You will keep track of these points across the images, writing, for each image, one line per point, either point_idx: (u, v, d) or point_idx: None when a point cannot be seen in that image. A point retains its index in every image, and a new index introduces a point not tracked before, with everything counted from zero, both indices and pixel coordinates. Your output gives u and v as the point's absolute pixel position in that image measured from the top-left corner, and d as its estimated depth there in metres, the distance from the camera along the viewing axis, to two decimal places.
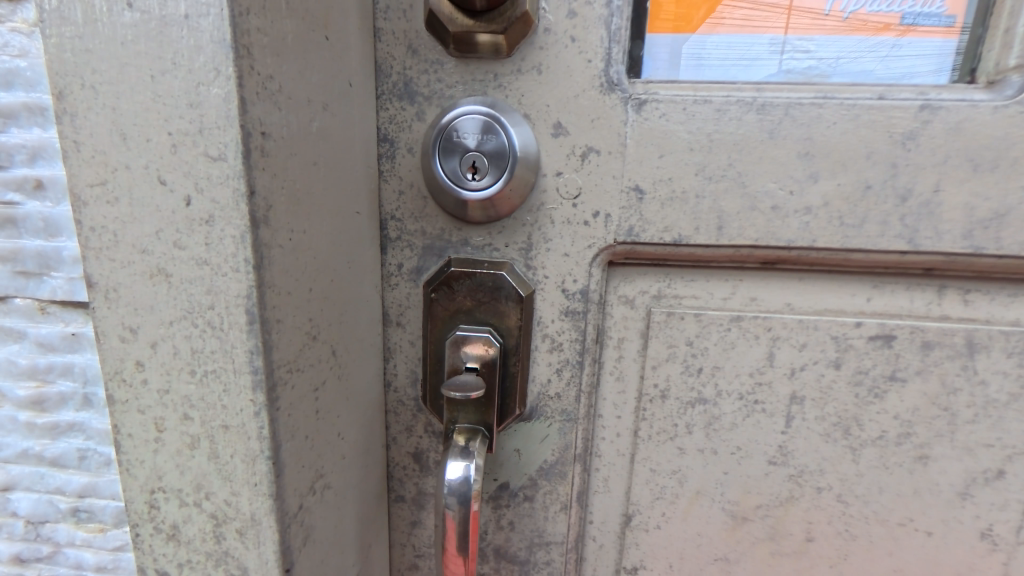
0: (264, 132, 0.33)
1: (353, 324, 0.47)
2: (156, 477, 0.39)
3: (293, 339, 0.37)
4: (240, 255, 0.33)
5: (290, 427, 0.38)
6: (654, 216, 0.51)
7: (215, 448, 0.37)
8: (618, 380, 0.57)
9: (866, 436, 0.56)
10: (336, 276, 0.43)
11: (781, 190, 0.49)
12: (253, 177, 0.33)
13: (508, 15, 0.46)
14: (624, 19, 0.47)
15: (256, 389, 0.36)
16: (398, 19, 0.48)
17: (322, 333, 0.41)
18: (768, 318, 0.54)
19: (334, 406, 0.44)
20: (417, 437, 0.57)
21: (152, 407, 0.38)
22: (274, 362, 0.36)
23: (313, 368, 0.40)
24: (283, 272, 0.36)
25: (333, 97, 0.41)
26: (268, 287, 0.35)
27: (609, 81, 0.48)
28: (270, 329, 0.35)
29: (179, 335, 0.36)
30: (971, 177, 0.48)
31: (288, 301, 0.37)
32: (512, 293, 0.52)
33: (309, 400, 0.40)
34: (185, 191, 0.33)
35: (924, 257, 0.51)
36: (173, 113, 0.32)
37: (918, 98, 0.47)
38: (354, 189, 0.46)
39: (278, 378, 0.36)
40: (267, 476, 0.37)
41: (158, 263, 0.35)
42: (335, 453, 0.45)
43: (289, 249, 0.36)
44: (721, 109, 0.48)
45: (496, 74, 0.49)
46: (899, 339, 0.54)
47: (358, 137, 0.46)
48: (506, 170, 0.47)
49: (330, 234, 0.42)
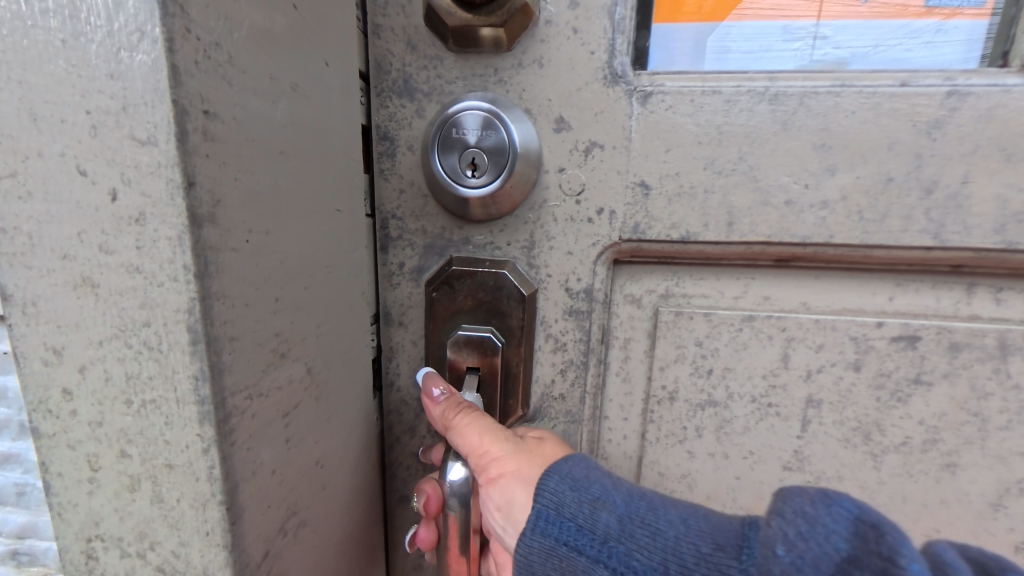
0: (207, 110, 0.28)
1: (332, 338, 0.44)
2: (93, 523, 0.34)
3: (252, 360, 0.33)
4: (178, 260, 0.28)
5: (251, 465, 0.34)
6: (661, 213, 0.49)
7: (159, 490, 0.32)
8: (625, 381, 0.55)
9: (888, 443, 0.54)
10: (311, 282, 0.40)
11: (795, 183, 0.47)
12: (193, 164, 0.28)
13: (508, 6, 0.45)
14: (629, 8, 0.45)
15: (205, 421, 0.31)
16: (396, 15, 0.48)
17: (292, 349, 0.38)
18: (782, 318, 0.52)
19: (307, 429, 0.41)
20: (420, 437, 0.57)
21: (84, 442, 0.32)
22: (227, 389, 0.31)
23: (281, 391, 0.37)
24: (237, 280, 0.31)
25: (303, 78, 0.38)
26: (217, 297, 0.30)
27: (612, 73, 0.46)
28: (221, 350, 0.30)
29: (111, 358, 0.31)
30: (1004, 167, 0.45)
31: (244, 315, 0.32)
32: (514, 292, 0.51)
33: (279, 425, 0.37)
34: (110, 183, 0.28)
35: (952, 254, 0.48)
36: (90, 85, 0.27)
37: (945, 84, 0.44)
38: (333, 187, 0.43)
39: (233, 408, 0.32)
40: (221, 525, 0.32)
41: (82, 269, 0.30)
42: (312, 486, 0.42)
43: (247, 252, 0.32)
44: (731, 100, 0.46)
45: (497, 69, 0.48)
46: (924, 340, 0.51)
47: (333, 130, 0.43)
48: (505, 168, 0.46)
49: (300, 236, 0.38)
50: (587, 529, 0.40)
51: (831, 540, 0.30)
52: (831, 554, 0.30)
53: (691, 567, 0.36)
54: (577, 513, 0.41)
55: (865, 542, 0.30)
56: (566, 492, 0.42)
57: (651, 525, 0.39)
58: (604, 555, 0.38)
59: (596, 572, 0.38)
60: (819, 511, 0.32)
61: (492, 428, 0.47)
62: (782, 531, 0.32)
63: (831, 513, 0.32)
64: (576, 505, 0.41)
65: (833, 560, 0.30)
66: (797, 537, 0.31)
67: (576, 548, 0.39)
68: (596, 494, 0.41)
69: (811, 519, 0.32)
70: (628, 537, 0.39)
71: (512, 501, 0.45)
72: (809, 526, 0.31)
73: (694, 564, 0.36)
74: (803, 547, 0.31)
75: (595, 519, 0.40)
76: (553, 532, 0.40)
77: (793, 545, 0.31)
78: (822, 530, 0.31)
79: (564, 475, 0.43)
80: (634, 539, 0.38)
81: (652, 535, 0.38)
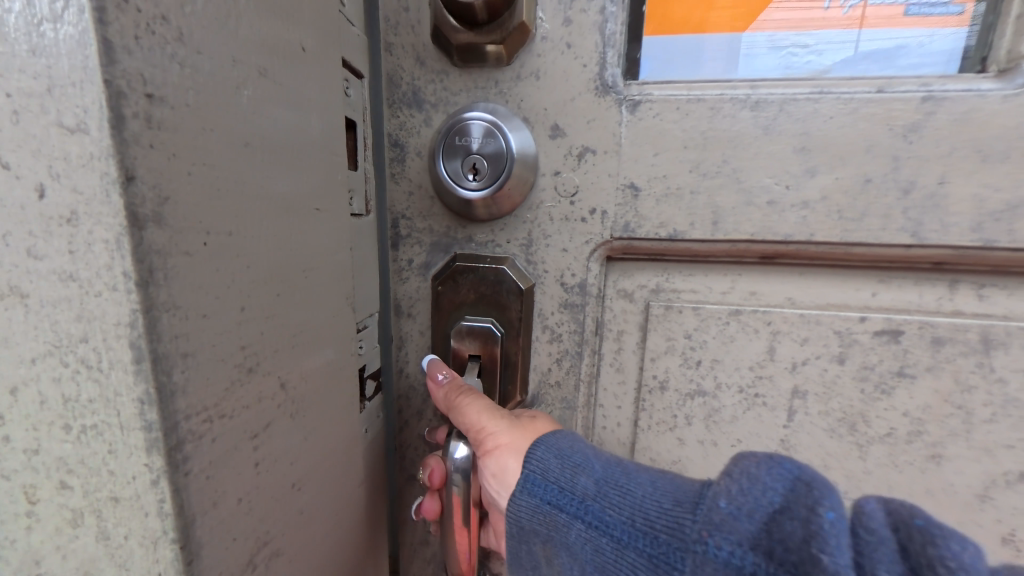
0: (150, 93, 0.24)
1: (310, 350, 0.40)
2: (32, 561, 0.31)
3: (212, 377, 0.29)
4: (117, 267, 0.24)
5: (214, 494, 0.30)
6: (649, 213, 0.52)
7: (106, 524, 0.29)
8: (618, 370, 0.59)
9: (873, 433, 0.56)
10: (285, 289, 0.36)
11: (777, 185, 0.50)
12: (131, 156, 0.23)
13: (506, 27, 0.49)
14: (619, 24, 0.49)
15: (153, 450, 0.27)
16: (407, 34, 0.52)
17: (261, 364, 0.34)
18: (768, 312, 0.55)
19: (281, 453, 0.37)
20: (427, 420, 0.62)
21: (19, 472, 0.29)
22: (178, 413, 0.27)
23: (249, 411, 0.33)
24: (189, 288, 0.27)
25: (274, 60, 0.33)
26: (166, 309, 0.26)
27: (604, 84, 0.50)
28: (171, 369, 0.26)
29: (45, 378, 0.27)
30: (981, 167, 0.47)
31: (201, 328, 0.28)
32: (512, 287, 0.55)
33: (246, 450, 0.33)
34: (37, 178, 0.25)
35: (931, 252, 0.50)
36: (10, 62, 0.24)
37: (920, 89, 0.47)
38: (310, 183, 0.39)
39: (187, 434, 0.28)
40: (173, 565, 0.28)
41: (6, 279, 0.26)
42: (289, 512, 0.38)
43: (201, 257, 0.28)
44: (715, 107, 0.49)
45: (497, 81, 0.52)
46: (907, 335, 0.53)
47: (311, 120, 0.38)
48: (503, 172, 0.51)
49: (272, 238, 0.34)
50: (568, 489, 0.43)
51: (766, 494, 0.33)
52: (766, 505, 0.33)
53: (653, 520, 0.38)
54: (559, 476, 0.44)
55: (798, 497, 0.32)
56: (551, 460, 0.45)
57: (624, 487, 0.41)
58: (581, 511, 0.41)
59: (574, 528, 0.41)
60: (761, 471, 0.34)
61: (490, 406, 0.51)
62: (726, 488, 0.35)
63: (771, 474, 0.34)
64: (559, 470, 0.44)
65: (765, 512, 0.33)
66: (737, 492, 0.34)
67: (557, 505, 0.43)
68: (578, 461, 0.45)
69: (753, 477, 0.34)
70: (603, 496, 0.41)
71: (507, 473, 0.49)
72: (748, 482, 0.34)
73: (657, 517, 0.38)
74: (741, 500, 0.34)
75: (575, 481, 0.43)
76: (539, 492, 0.44)
77: (733, 498, 0.34)
78: (760, 486, 0.33)
79: (550, 445, 0.46)
80: (608, 498, 0.41)
81: (623, 494, 0.41)
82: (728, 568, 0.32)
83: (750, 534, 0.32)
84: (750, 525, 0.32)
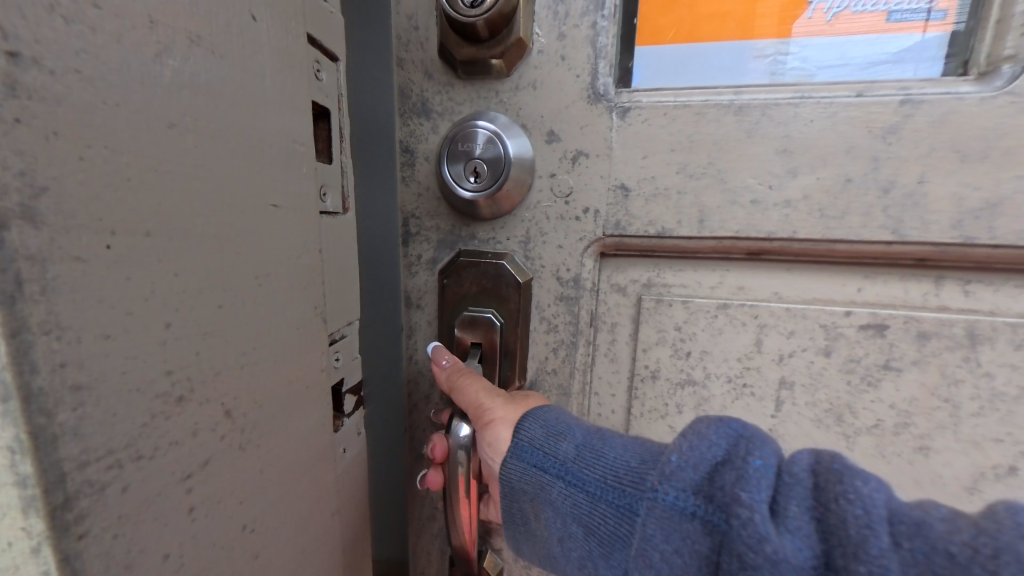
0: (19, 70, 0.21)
1: (251, 370, 0.36)
2: None
3: (116, 406, 0.25)
4: None
5: (120, 545, 0.26)
6: (639, 212, 0.56)
7: None
8: (612, 360, 0.63)
9: (859, 424, 0.58)
10: (220, 304, 0.32)
11: (760, 185, 0.53)
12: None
13: (505, 42, 0.54)
14: (610, 37, 0.53)
15: (30, 509, 0.23)
16: (416, 50, 0.58)
17: (184, 389, 0.30)
18: (754, 306, 0.58)
19: (213, 490, 0.32)
20: (434, 404, 0.67)
21: None
22: (62, 458, 0.23)
23: (166, 446, 0.29)
24: (78, 308, 0.23)
25: (196, 43, 0.30)
26: (40, 338, 0.22)
27: (596, 92, 0.54)
28: (52, 410, 0.22)
29: None
30: (960, 167, 0.49)
31: (98, 355, 0.24)
32: (511, 280, 0.60)
33: (164, 488, 0.29)
34: None
35: (912, 248, 0.52)
36: None
37: (899, 93, 0.49)
38: (251, 185, 0.35)
39: (72, 484, 0.24)
40: None
41: None
42: (229, 554, 0.34)
43: (94, 272, 0.24)
44: (700, 113, 0.53)
45: (498, 92, 0.57)
46: (892, 329, 0.55)
47: (248, 114, 0.34)
48: (502, 176, 0.55)
49: (199, 249, 0.30)
50: (551, 453, 0.48)
51: (711, 449, 0.38)
52: (709, 458, 0.38)
53: (622, 476, 0.42)
54: (544, 442, 0.49)
55: (737, 449, 0.38)
56: (538, 429, 0.50)
57: (599, 450, 0.46)
58: (563, 472, 0.46)
59: (557, 485, 0.46)
60: (710, 431, 0.40)
61: (487, 384, 0.56)
62: (679, 446, 0.40)
63: (718, 433, 0.40)
64: (544, 437, 0.49)
65: (709, 462, 0.38)
66: (686, 449, 0.39)
67: (542, 468, 0.48)
68: (561, 429, 0.49)
69: (701, 435, 0.40)
70: (581, 458, 0.46)
71: (500, 444, 0.53)
72: (696, 440, 0.39)
73: (625, 474, 0.42)
74: (690, 455, 0.39)
75: (558, 446, 0.48)
76: (526, 457, 0.49)
77: (682, 453, 0.39)
78: (705, 442, 0.39)
79: (538, 416, 0.51)
80: (585, 460, 0.46)
81: (598, 456, 0.45)
82: (674, 510, 0.37)
83: (694, 482, 0.37)
84: (695, 474, 0.38)
